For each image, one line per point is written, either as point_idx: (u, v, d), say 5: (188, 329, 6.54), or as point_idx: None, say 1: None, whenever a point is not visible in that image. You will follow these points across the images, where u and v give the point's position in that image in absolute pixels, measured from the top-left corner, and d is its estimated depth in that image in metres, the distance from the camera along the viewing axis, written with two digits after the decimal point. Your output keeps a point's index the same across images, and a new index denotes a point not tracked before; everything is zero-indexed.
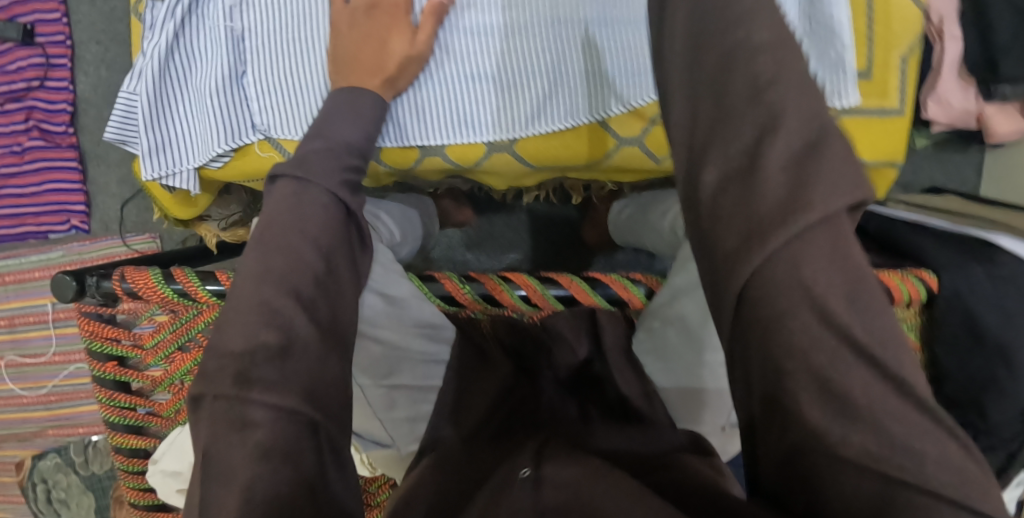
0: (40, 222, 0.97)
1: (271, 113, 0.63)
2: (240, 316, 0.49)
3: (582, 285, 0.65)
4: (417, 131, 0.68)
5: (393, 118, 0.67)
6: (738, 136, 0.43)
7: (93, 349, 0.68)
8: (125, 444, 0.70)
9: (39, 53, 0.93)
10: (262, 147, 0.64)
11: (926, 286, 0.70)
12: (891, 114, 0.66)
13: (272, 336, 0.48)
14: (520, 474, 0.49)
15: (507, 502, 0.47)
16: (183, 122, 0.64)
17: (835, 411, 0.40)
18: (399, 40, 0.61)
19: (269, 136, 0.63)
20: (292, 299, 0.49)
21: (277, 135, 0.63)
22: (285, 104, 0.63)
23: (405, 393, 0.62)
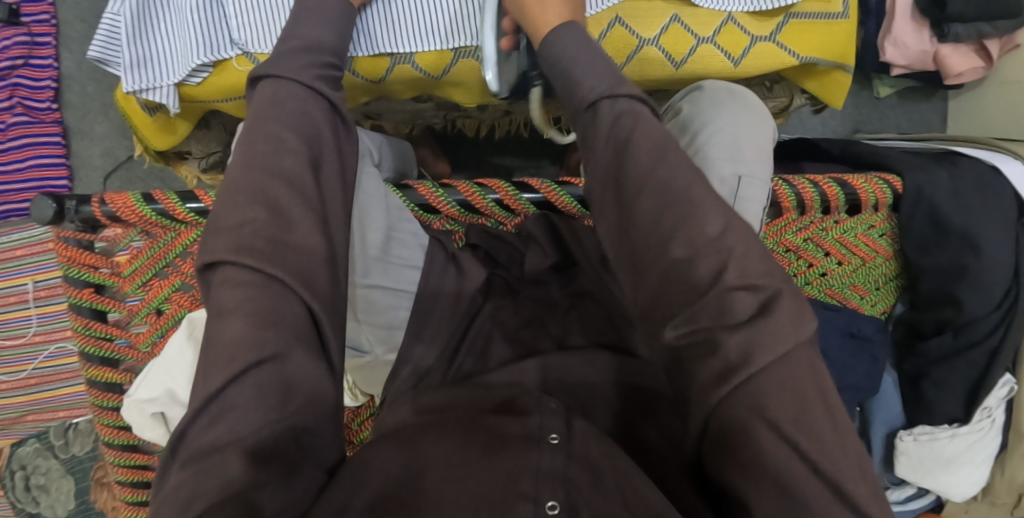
0: (22, 199, 0.95)
1: (250, 29, 0.65)
2: (231, 202, 0.53)
3: (553, 186, 0.66)
4: (384, 42, 0.68)
5: (362, 28, 0.67)
6: None
7: (70, 275, 0.67)
8: (100, 377, 0.69)
9: (23, 32, 0.95)
10: (240, 63, 0.66)
11: (892, 188, 0.72)
12: (835, 18, 0.67)
13: (260, 214, 0.53)
14: (549, 439, 0.52)
15: (536, 464, 0.50)
16: (162, 39, 0.65)
17: None
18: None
19: (247, 50, 0.65)
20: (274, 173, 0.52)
21: (255, 49, 0.65)
22: (264, 19, 0.65)
23: (383, 295, 0.62)
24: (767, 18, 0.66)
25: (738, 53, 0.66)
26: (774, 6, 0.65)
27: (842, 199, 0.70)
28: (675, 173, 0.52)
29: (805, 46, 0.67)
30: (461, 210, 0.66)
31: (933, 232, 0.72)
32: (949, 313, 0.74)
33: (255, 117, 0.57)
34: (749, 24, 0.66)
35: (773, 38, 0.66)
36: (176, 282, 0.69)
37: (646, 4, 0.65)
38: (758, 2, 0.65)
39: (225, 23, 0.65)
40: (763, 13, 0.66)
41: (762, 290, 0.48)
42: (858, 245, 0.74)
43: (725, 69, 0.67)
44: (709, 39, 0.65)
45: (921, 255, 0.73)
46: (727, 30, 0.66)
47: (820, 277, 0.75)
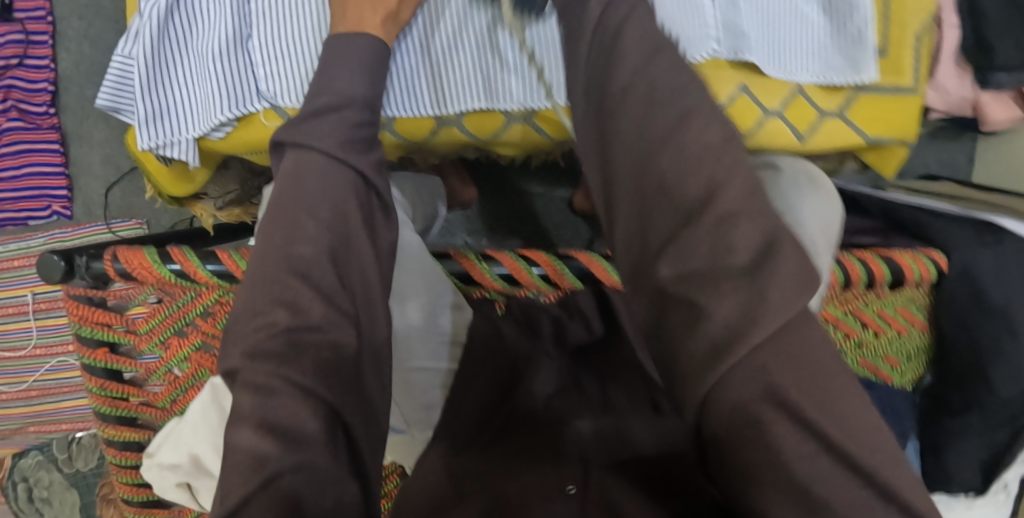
0: (20, 208, 0.92)
1: (277, 80, 0.58)
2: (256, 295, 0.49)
3: (601, 262, 0.62)
4: (418, 98, 0.61)
5: (400, 86, 0.60)
6: None
7: (82, 335, 0.63)
8: (117, 437, 0.66)
9: (17, 29, 0.88)
10: (268, 116, 0.59)
11: (936, 265, 0.71)
12: (906, 92, 0.63)
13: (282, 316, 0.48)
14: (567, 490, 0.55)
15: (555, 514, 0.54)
16: (181, 88, 0.59)
17: None
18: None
19: (275, 105, 0.58)
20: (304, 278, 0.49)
21: (283, 104, 0.58)
22: (291, 69, 0.58)
23: (424, 377, 0.60)
24: (836, 91, 0.62)
25: (805, 127, 0.62)
26: (847, 81, 0.61)
27: (888, 277, 0.68)
28: (752, 272, 0.45)
29: (872, 124, 0.63)
30: (503, 283, 0.63)
31: (975, 310, 0.71)
32: (980, 393, 0.72)
33: (281, 196, 0.51)
34: (818, 96, 0.62)
35: (841, 113, 0.62)
36: (198, 342, 0.65)
37: (713, 73, 0.60)
38: (830, 74, 0.61)
39: (251, 73, 0.58)
40: (833, 86, 0.62)
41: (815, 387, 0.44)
42: (895, 316, 0.73)
43: (790, 144, 0.63)
44: (777, 112, 0.61)
45: (958, 328, 0.73)
46: (796, 102, 0.61)
47: (857, 348, 0.73)
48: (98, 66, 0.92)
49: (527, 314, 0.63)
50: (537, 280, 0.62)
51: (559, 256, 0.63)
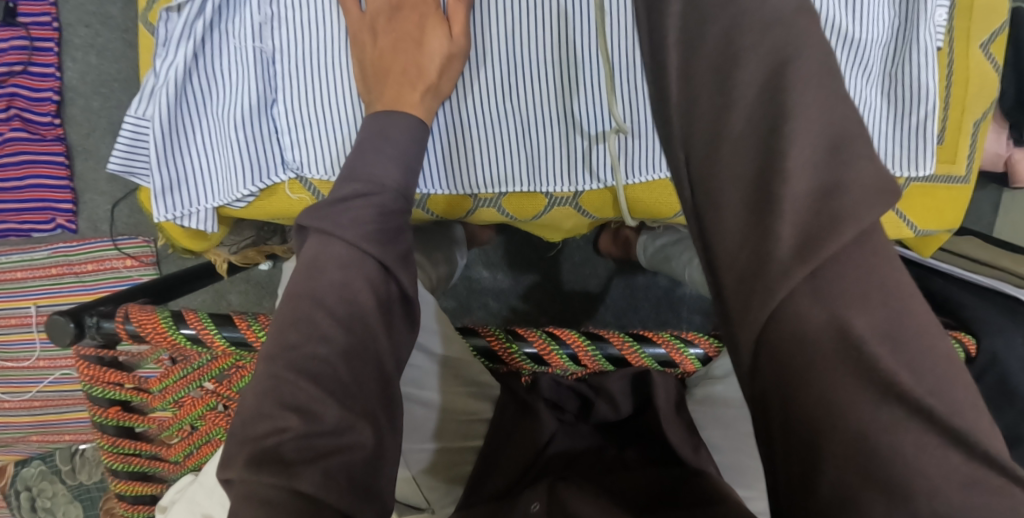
0: (23, 220, 0.89)
1: (304, 148, 0.56)
2: (263, 395, 0.45)
3: (633, 345, 0.61)
4: (454, 174, 0.59)
5: (434, 164, 0.58)
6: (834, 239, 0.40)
7: (93, 394, 0.61)
8: (130, 491, 0.65)
9: (21, 35, 0.84)
10: (293, 188, 0.57)
11: (966, 350, 0.68)
12: (956, 181, 0.61)
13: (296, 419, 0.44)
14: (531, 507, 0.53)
15: None
16: (200, 152, 0.56)
17: None
18: (436, 38, 0.53)
19: (301, 176, 0.57)
20: (322, 375, 0.45)
21: (311, 175, 0.56)
22: (319, 139, 0.56)
23: (447, 456, 0.59)
24: None
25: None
26: (902, 174, 0.58)
27: None
28: None
29: (921, 215, 0.61)
30: (531, 363, 0.61)
31: (999, 394, 0.70)
32: None
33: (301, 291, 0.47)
34: None
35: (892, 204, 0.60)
36: (211, 402, 0.63)
37: None
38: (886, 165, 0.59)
39: (274, 141, 0.56)
40: None
41: None
42: None
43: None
44: None
45: None
46: None
47: None
48: (105, 77, 0.88)
49: (556, 390, 0.62)
50: (567, 361, 0.60)
51: (589, 336, 0.61)
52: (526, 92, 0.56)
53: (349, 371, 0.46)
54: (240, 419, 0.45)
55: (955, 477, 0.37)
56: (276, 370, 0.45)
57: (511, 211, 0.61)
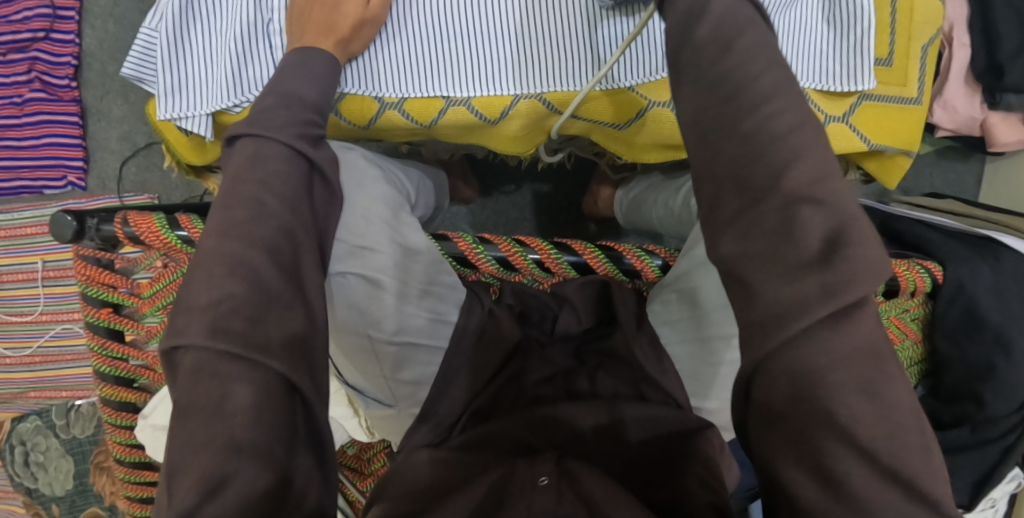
0: (36, 177, 0.95)
1: (357, 75, 0.66)
2: (203, 280, 0.47)
3: (599, 255, 0.65)
4: (394, 75, 0.67)
5: (351, 82, 0.66)
6: (758, 101, 0.44)
7: (88, 294, 0.67)
8: (115, 396, 0.70)
9: (46, 3, 0.92)
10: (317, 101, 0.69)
11: (931, 276, 0.71)
12: (909, 103, 0.68)
13: (234, 292, 0.47)
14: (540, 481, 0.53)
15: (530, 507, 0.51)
16: (266, 75, 0.63)
17: (845, 381, 0.40)
18: (353, 4, 0.61)
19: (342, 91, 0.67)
20: (257, 262, 0.48)
21: (348, 90, 0.67)
22: (368, 67, 0.66)
23: (415, 351, 0.60)
24: (840, 98, 0.65)
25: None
26: (846, 89, 0.64)
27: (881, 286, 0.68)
28: None
29: (877, 131, 0.67)
30: (499, 266, 0.64)
31: (968, 326, 0.71)
32: (970, 408, 0.75)
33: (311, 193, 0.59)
34: (825, 103, 0.65)
35: (845, 119, 0.66)
36: None
37: None
38: (836, 84, 0.64)
39: (258, 67, 0.63)
40: (836, 93, 0.65)
41: None
42: (891, 327, 0.72)
43: None
44: None
45: (951, 346, 0.73)
46: None
47: None
48: (120, 44, 0.95)
49: (522, 298, 0.66)
50: (532, 265, 0.64)
51: (556, 244, 0.65)
52: (427, 33, 0.66)
53: (267, 281, 0.48)
54: (182, 292, 0.48)
55: (866, 311, 0.41)
56: (210, 256, 0.48)
57: (481, 111, 0.68)
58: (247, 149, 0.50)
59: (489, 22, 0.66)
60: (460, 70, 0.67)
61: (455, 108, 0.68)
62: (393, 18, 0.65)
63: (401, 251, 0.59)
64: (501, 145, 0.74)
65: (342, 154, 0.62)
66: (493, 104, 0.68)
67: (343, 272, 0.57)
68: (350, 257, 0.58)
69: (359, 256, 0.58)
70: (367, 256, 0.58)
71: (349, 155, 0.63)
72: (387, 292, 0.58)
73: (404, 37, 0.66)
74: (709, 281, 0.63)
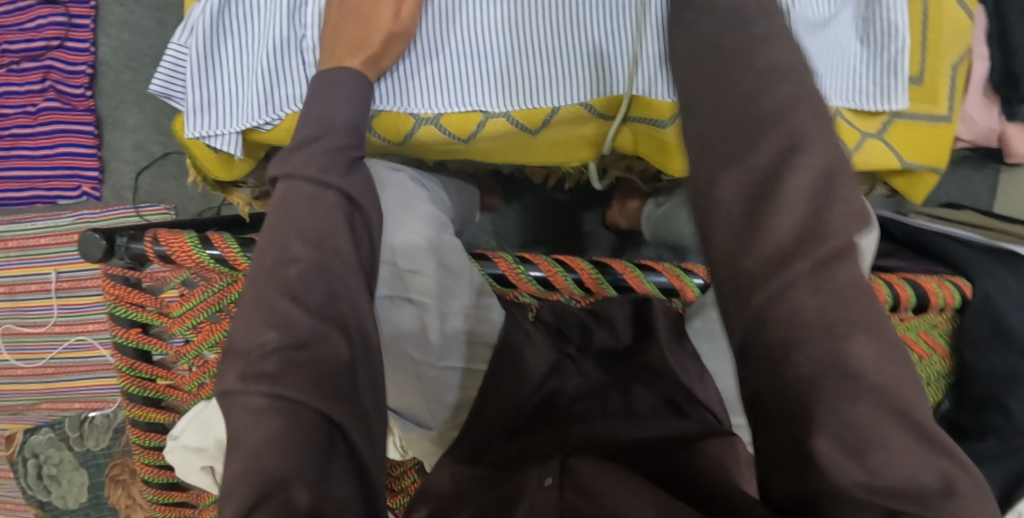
0: (50, 187, 0.94)
1: (390, 92, 0.67)
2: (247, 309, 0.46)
3: (636, 272, 0.64)
4: (429, 93, 0.67)
5: (386, 100, 0.67)
6: None
7: (116, 314, 0.66)
8: (143, 417, 0.69)
9: (60, 12, 0.91)
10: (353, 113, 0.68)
11: (959, 290, 0.72)
12: (939, 120, 0.68)
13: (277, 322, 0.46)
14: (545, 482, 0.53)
15: None
16: (295, 94, 0.62)
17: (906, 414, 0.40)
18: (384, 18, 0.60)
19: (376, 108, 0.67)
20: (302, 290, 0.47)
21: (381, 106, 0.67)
22: (401, 83, 0.67)
23: (456, 373, 0.59)
24: (871, 116, 0.66)
25: (853, 145, 0.66)
26: (876, 107, 0.65)
27: (914, 299, 0.69)
28: None
29: (909, 148, 0.67)
30: (538, 286, 0.63)
31: (993, 337, 0.73)
32: (998, 420, 0.74)
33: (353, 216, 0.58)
34: (858, 119, 0.66)
35: (879, 136, 0.67)
36: (227, 328, 0.67)
37: None
38: (866, 102, 0.65)
39: (288, 85, 0.62)
40: (868, 112, 0.66)
41: None
42: (918, 341, 0.73)
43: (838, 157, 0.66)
44: None
45: (977, 359, 0.74)
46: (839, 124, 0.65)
47: None
48: (134, 52, 0.93)
49: (559, 316, 0.65)
50: (572, 284, 0.64)
51: (595, 263, 0.64)
52: (459, 51, 0.66)
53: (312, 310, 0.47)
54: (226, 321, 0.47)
55: None
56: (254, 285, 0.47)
57: (522, 122, 0.68)
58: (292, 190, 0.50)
59: (520, 37, 0.65)
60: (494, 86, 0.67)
61: (495, 120, 0.68)
62: (426, 36, 0.66)
63: (444, 272, 0.58)
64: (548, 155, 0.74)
65: (387, 176, 0.63)
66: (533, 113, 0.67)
67: (387, 296, 0.58)
68: (395, 281, 0.58)
69: (402, 281, 0.57)
70: (410, 279, 0.57)
71: (395, 177, 0.63)
72: (429, 313, 0.58)
73: (437, 56, 0.66)
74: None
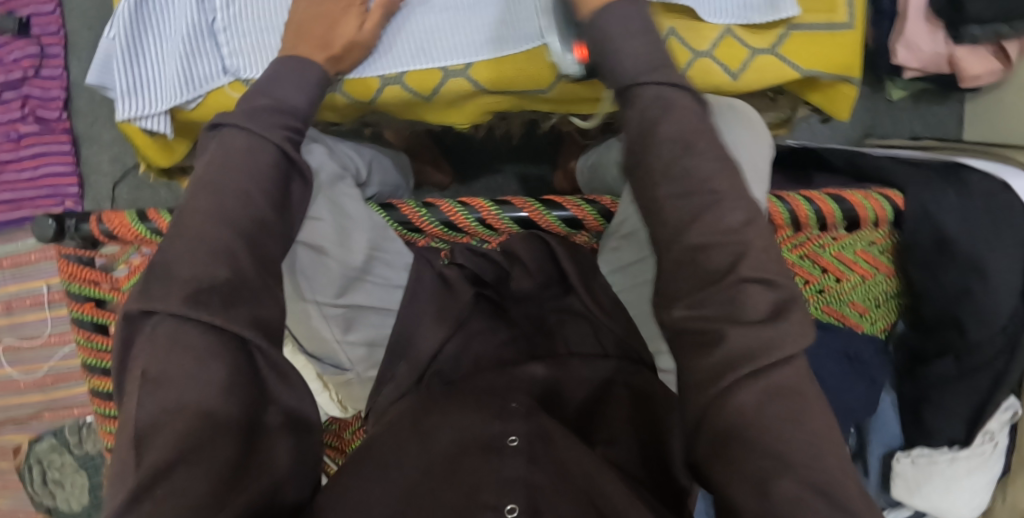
0: (36, 206, 1.01)
1: (242, 55, 0.64)
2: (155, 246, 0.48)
3: (537, 207, 0.66)
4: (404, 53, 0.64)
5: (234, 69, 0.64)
6: None
7: (72, 290, 0.70)
8: (102, 387, 0.73)
9: (34, 43, 0.99)
10: (234, 88, 0.65)
11: (892, 204, 0.68)
12: (841, 28, 0.66)
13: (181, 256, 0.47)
14: (510, 442, 0.51)
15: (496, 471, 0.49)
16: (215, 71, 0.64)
17: None
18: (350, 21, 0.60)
19: (240, 77, 0.64)
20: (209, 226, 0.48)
21: (247, 75, 0.64)
22: (251, 42, 0.64)
23: (360, 313, 0.63)
24: (763, 31, 0.66)
25: (737, 66, 0.66)
26: (767, 19, 0.65)
27: (839, 216, 0.66)
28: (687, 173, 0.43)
29: (808, 59, 0.66)
30: (444, 228, 0.65)
31: (938, 254, 0.68)
32: (953, 337, 0.72)
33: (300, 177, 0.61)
34: (748, 36, 0.66)
35: (773, 51, 0.66)
36: None
37: None
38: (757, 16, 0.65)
39: (207, 61, 0.64)
40: (760, 27, 0.65)
41: (718, 247, 0.47)
42: (857, 261, 0.71)
43: (723, 81, 0.67)
44: (706, 53, 0.66)
45: (926, 276, 0.70)
46: (726, 43, 0.66)
47: (818, 294, 0.71)
48: None
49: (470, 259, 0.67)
50: (476, 225, 0.65)
51: (497, 202, 0.66)
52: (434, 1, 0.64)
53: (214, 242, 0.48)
54: None
55: None
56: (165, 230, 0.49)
57: (415, 88, 0.65)
58: (212, 159, 0.49)
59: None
60: (454, 36, 0.64)
61: (392, 87, 0.65)
62: None
63: (339, 218, 0.61)
64: (441, 117, 0.69)
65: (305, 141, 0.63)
66: (424, 78, 0.65)
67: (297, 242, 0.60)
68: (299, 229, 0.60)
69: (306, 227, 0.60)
70: (310, 225, 0.60)
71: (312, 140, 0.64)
72: (329, 256, 0.61)
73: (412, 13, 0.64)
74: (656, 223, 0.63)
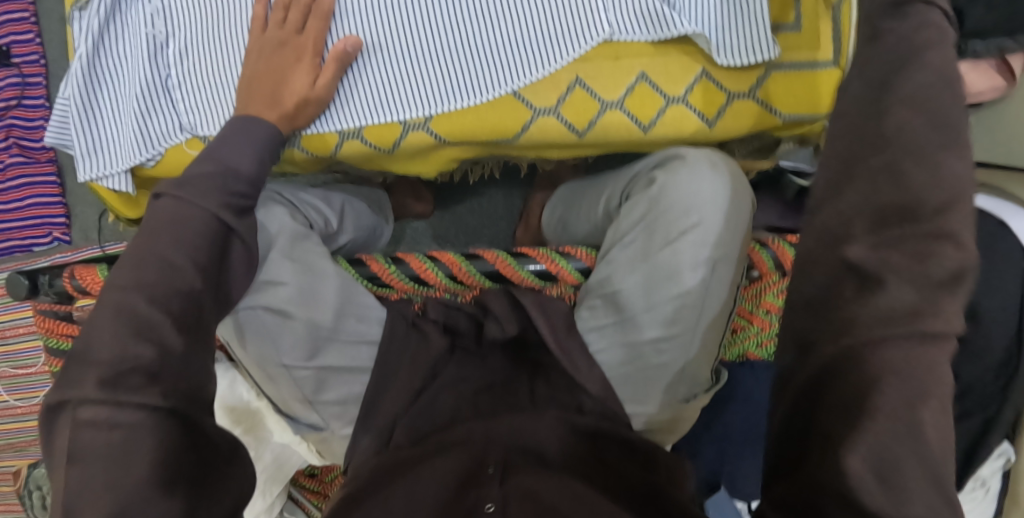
0: (23, 236, 1.03)
1: (197, 111, 0.63)
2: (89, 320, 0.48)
3: (508, 260, 0.66)
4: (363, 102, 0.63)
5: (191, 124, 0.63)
6: None
7: (49, 345, 0.71)
8: None
9: (15, 73, 1.01)
10: (191, 145, 0.64)
11: None
12: (823, 66, 0.63)
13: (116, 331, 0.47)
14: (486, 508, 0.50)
15: None
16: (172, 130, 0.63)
17: None
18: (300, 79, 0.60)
19: (196, 133, 0.63)
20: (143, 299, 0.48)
21: (203, 131, 0.63)
22: (207, 98, 0.63)
23: (334, 372, 0.62)
24: (742, 74, 0.62)
25: (713, 113, 0.63)
26: (745, 63, 0.61)
27: None
28: None
29: (786, 101, 0.63)
30: (413, 283, 0.67)
31: None
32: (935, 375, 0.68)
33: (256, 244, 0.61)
34: (725, 79, 0.63)
35: (752, 94, 0.63)
36: None
37: (611, 63, 0.62)
38: (733, 58, 0.61)
39: (163, 119, 0.63)
40: (737, 70, 0.62)
41: None
42: None
43: (699, 129, 0.64)
44: (680, 98, 0.62)
45: None
46: (703, 87, 0.62)
47: None
48: None
49: (443, 312, 0.66)
50: (445, 280, 0.67)
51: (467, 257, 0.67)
52: (396, 48, 0.62)
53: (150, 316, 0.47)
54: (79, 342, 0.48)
55: None
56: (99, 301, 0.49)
57: (375, 142, 0.64)
58: (152, 230, 0.50)
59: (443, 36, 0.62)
60: (415, 83, 0.62)
61: (352, 141, 0.64)
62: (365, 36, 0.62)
63: (304, 278, 0.61)
64: (407, 166, 0.68)
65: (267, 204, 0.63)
66: (384, 132, 0.63)
67: (256, 305, 0.59)
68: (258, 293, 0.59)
69: (267, 291, 0.60)
70: (273, 289, 0.60)
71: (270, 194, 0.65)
72: (296, 319, 0.60)
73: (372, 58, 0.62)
74: (631, 281, 0.62)
